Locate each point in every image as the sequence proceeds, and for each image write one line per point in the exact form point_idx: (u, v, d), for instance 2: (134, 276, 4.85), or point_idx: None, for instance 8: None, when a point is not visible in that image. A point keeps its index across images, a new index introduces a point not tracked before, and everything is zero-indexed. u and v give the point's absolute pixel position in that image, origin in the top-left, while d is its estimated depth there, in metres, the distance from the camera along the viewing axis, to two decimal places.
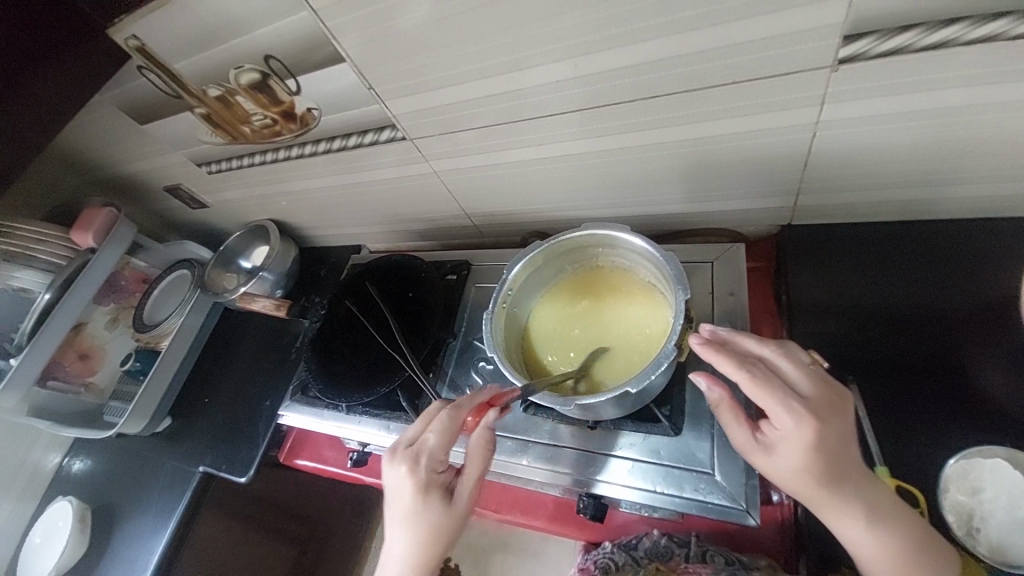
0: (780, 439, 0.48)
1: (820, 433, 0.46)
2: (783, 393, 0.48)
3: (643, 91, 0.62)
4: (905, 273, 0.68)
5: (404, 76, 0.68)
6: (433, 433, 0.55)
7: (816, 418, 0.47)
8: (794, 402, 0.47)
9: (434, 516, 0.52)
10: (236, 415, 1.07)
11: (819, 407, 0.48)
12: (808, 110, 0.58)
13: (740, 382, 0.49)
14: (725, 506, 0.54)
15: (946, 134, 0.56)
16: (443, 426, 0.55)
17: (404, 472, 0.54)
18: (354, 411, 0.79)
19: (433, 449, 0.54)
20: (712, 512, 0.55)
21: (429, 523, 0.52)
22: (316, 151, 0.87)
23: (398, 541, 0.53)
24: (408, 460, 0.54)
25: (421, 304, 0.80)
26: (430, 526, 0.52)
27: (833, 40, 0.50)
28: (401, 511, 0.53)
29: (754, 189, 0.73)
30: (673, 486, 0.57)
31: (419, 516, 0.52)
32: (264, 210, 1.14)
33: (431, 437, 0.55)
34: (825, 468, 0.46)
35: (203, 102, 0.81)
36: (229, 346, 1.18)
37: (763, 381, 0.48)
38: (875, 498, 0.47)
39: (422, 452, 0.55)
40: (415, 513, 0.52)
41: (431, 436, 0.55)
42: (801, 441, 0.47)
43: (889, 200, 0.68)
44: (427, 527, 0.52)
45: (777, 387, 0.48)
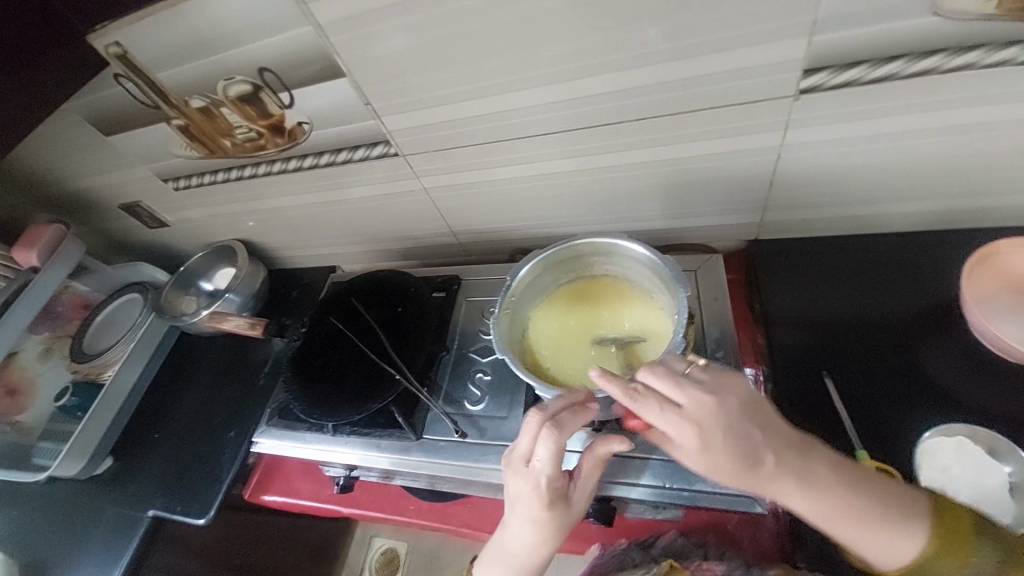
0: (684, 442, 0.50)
1: (703, 436, 0.48)
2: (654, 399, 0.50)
3: (630, 114, 0.68)
4: (862, 281, 0.76)
5: (405, 92, 0.70)
6: (547, 462, 0.53)
7: (695, 425, 0.49)
8: (669, 410, 0.49)
9: (560, 522, 0.56)
10: (194, 450, 0.97)
11: (700, 412, 0.49)
12: (774, 134, 0.67)
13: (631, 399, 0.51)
14: (732, 495, 0.58)
15: (886, 156, 0.65)
16: (557, 459, 0.52)
17: (532, 500, 0.54)
18: (340, 432, 0.75)
19: (554, 474, 0.54)
20: (720, 503, 0.59)
21: (557, 527, 0.56)
22: (301, 166, 0.86)
23: (526, 537, 0.57)
24: (532, 485, 0.54)
25: (412, 318, 0.79)
26: (557, 528, 0.57)
27: (796, 73, 0.59)
28: (529, 522, 0.56)
29: (726, 206, 0.80)
30: (683, 480, 0.61)
31: (547, 524, 0.56)
32: (232, 229, 1.09)
33: (545, 466, 0.53)
34: (738, 460, 0.48)
35: (184, 114, 0.79)
36: (183, 376, 1.09)
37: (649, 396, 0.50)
38: (802, 462, 0.49)
39: (539, 480, 0.54)
40: (542, 522, 0.56)
41: (545, 461, 0.53)
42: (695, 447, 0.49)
43: (841, 216, 0.77)
44: (554, 529, 0.57)
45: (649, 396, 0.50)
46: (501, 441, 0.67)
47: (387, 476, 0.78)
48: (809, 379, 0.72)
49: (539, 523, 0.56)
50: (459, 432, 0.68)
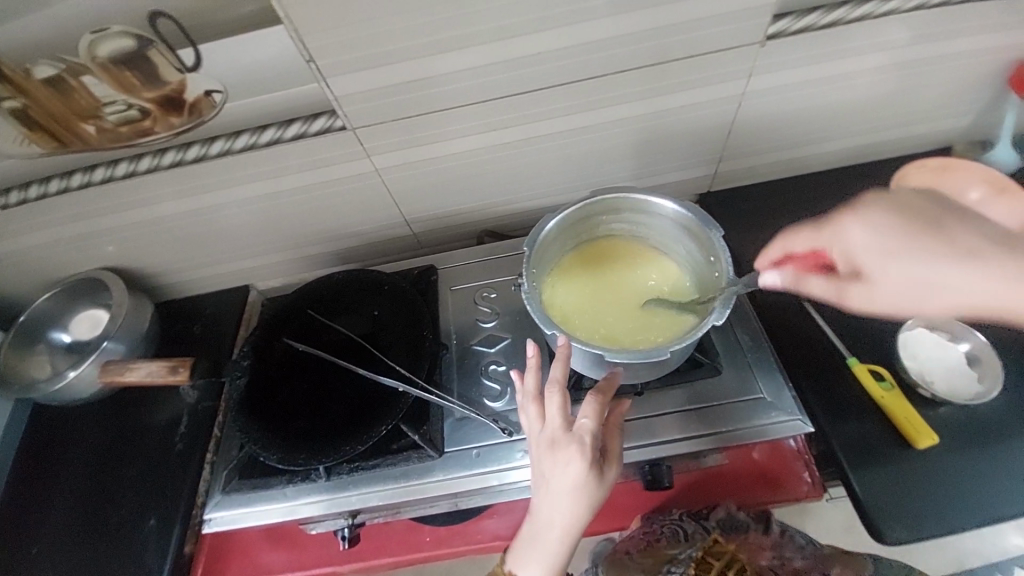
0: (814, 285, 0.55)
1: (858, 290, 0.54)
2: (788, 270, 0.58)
3: (613, 66, 0.66)
4: (807, 215, 0.84)
5: (363, 45, 0.58)
6: (591, 415, 0.50)
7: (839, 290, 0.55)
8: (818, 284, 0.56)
9: (601, 490, 0.50)
10: (88, 563, 0.68)
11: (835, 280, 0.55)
12: (738, 82, 0.70)
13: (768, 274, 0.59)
14: (784, 421, 0.61)
15: (823, 97, 0.74)
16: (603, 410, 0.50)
17: (580, 462, 0.49)
18: (338, 473, 0.61)
19: (597, 429, 0.50)
20: (777, 431, 0.61)
21: (598, 499, 0.50)
22: (205, 154, 0.66)
23: (564, 514, 0.50)
24: (578, 448, 0.49)
25: (399, 320, 0.67)
26: (595, 502, 0.50)
27: (765, 18, 0.63)
28: (571, 493, 0.49)
29: (688, 160, 0.83)
30: (742, 418, 0.62)
31: (589, 494, 0.50)
32: (91, 257, 0.81)
33: (589, 419, 0.50)
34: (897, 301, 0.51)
35: (21, 91, 0.56)
36: (44, 465, 0.76)
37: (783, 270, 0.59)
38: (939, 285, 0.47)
39: (584, 439, 0.50)
40: (585, 492, 0.49)
41: (590, 417, 0.50)
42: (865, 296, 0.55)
43: (782, 159, 0.85)
44: (592, 502, 0.50)
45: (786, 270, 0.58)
46: None
47: (399, 510, 0.65)
48: None
49: (583, 491, 0.49)
50: (506, 431, 0.60)
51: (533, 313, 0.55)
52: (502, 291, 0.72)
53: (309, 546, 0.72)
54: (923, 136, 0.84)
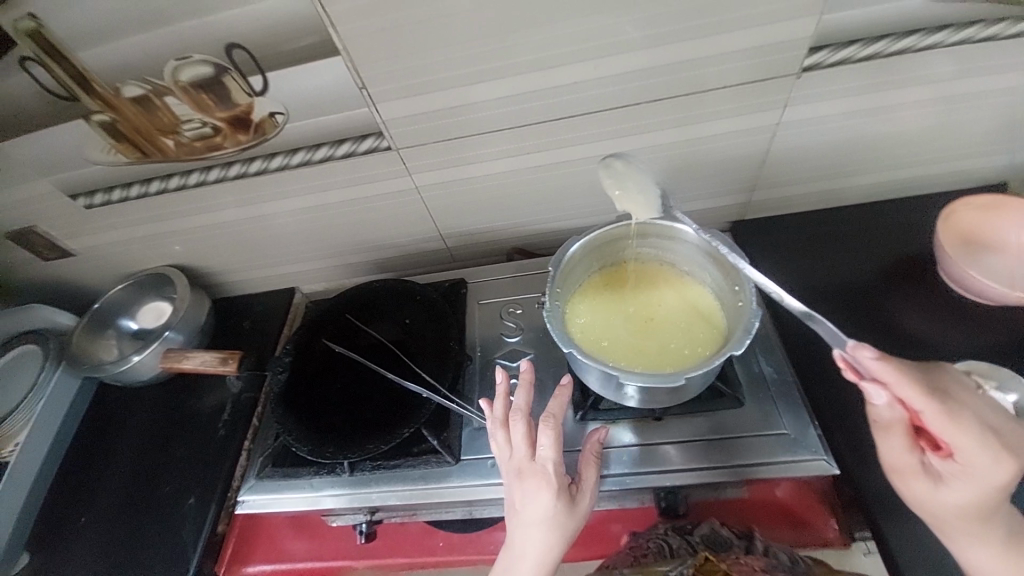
0: (955, 476, 0.46)
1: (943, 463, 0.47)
2: (973, 422, 0.44)
3: (647, 95, 0.68)
4: (845, 248, 0.82)
5: (412, 74, 0.63)
6: (551, 444, 0.54)
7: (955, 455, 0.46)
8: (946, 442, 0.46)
9: (571, 518, 0.52)
10: (135, 532, 0.75)
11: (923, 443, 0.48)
12: (774, 112, 0.71)
13: (941, 421, 0.44)
14: (804, 461, 0.60)
15: (861, 129, 0.73)
16: (562, 438, 0.54)
17: (544, 489, 0.52)
18: (362, 469, 0.64)
19: (560, 457, 0.54)
20: (800, 468, 0.60)
21: (569, 527, 0.53)
22: (267, 168, 0.73)
23: (537, 546, 0.52)
24: (543, 477, 0.53)
25: (428, 330, 0.71)
26: (566, 532, 0.53)
27: (801, 51, 0.63)
28: (540, 521, 0.52)
29: (720, 188, 0.83)
30: (764, 453, 0.61)
31: (559, 522, 0.52)
32: (162, 253, 0.89)
33: (550, 447, 0.54)
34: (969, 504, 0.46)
35: (112, 107, 0.63)
36: (104, 437, 0.84)
37: (957, 416, 0.43)
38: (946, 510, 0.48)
39: (546, 466, 0.53)
40: (556, 519, 0.52)
41: (551, 446, 0.54)
42: (979, 479, 0.45)
43: (818, 190, 0.84)
44: (564, 532, 0.53)
45: (968, 420, 0.44)
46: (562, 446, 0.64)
47: (416, 513, 0.67)
48: None
49: (550, 520, 0.52)
50: None
51: (551, 333, 0.57)
52: (528, 308, 0.74)
53: (328, 538, 0.76)
54: (972, 173, 0.81)
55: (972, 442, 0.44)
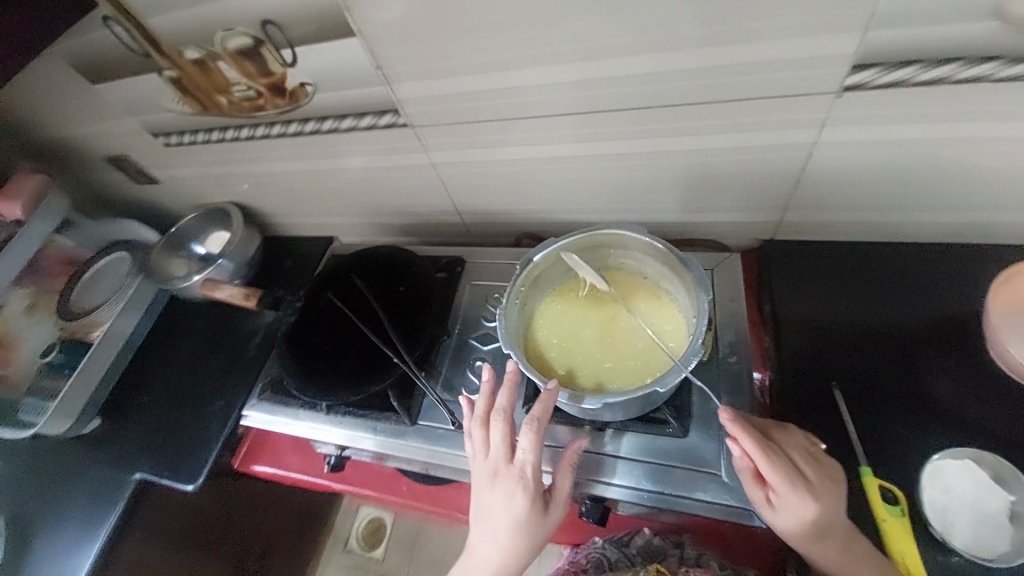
0: (787, 510, 0.53)
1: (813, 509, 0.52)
2: (790, 470, 0.53)
3: (661, 99, 0.64)
4: (879, 291, 0.74)
5: (421, 59, 0.65)
6: (529, 448, 0.55)
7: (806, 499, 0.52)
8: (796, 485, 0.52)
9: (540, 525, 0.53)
10: (182, 418, 0.95)
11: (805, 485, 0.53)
12: (809, 132, 0.63)
13: (761, 465, 0.53)
14: (732, 506, 0.58)
15: (917, 164, 0.63)
16: (541, 445, 0.54)
17: (517, 493, 0.53)
18: (336, 411, 0.74)
19: (537, 463, 0.55)
20: (721, 511, 0.59)
21: (538, 532, 0.54)
22: (301, 131, 0.81)
23: (502, 544, 0.54)
24: (517, 481, 0.54)
25: (414, 300, 0.76)
26: (534, 537, 0.54)
27: (842, 69, 0.55)
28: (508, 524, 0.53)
29: (745, 203, 0.77)
30: (693, 487, 0.60)
31: (527, 527, 0.53)
32: (225, 191, 1.03)
33: (527, 453, 0.55)
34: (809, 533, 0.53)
35: (176, 65, 0.73)
36: (170, 340, 1.06)
37: (777, 464, 0.52)
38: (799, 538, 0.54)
39: (521, 470, 0.54)
40: (524, 523, 0.53)
41: (529, 451, 0.55)
42: (801, 514, 0.52)
43: (863, 223, 0.74)
44: (532, 537, 0.54)
45: (786, 468, 0.53)
46: None
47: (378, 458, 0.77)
48: (819, 387, 0.69)
49: (518, 524, 0.53)
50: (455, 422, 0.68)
51: (497, 329, 0.61)
52: None
53: (316, 459, 0.88)
54: None
55: (784, 487, 0.52)
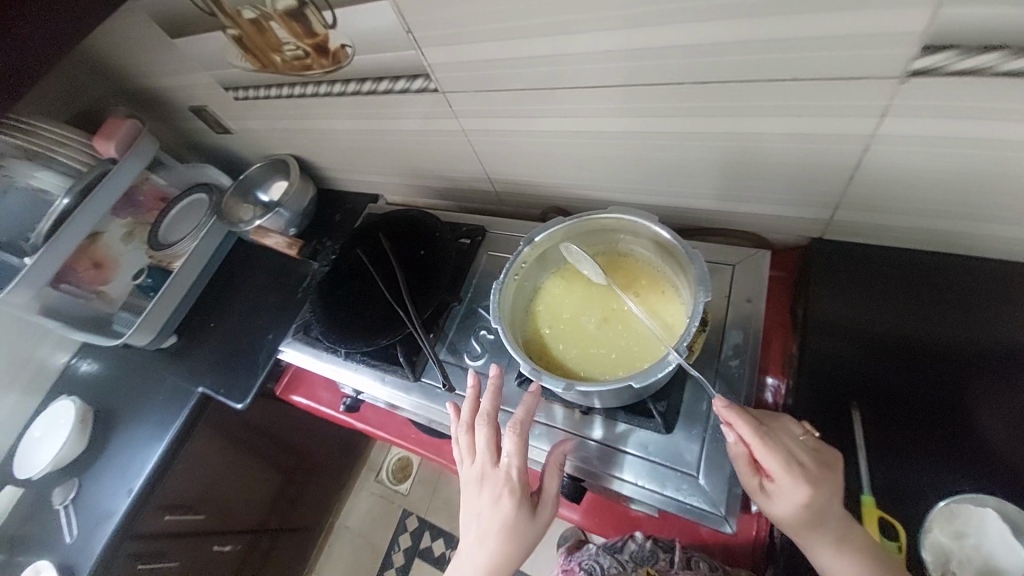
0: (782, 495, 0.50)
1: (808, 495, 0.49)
2: (782, 452, 0.50)
3: (695, 75, 0.58)
4: (928, 307, 0.66)
5: (447, 24, 0.64)
6: (513, 452, 0.55)
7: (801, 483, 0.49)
8: (792, 468, 0.49)
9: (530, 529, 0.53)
10: (238, 344, 1.09)
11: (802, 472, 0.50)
12: (867, 121, 0.55)
13: (753, 446, 0.51)
14: (703, 509, 0.57)
15: (999, 167, 0.53)
16: (524, 446, 0.54)
17: (503, 495, 0.53)
18: (353, 358, 0.81)
19: (522, 464, 0.55)
20: (690, 512, 0.58)
21: (528, 536, 0.53)
22: (344, 92, 0.84)
23: (491, 551, 0.52)
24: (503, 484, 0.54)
25: (431, 265, 0.80)
26: (524, 542, 0.53)
27: (909, 49, 0.46)
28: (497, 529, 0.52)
29: (789, 196, 0.70)
30: (669, 484, 0.59)
31: (517, 532, 0.52)
32: (286, 144, 1.11)
33: (512, 455, 0.55)
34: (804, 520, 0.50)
35: (237, 25, 0.79)
36: (235, 275, 1.20)
37: (769, 444, 0.50)
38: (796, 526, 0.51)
39: (507, 473, 0.54)
40: (512, 527, 0.52)
41: (514, 453, 0.55)
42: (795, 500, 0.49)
43: (929, 229, 0.65)
44: (522, 542, 0.53)
45: (778, 449, 0.50)
46: None
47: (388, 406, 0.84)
48: (834, 402, 0.65)
49: (507, 528, 0.52)
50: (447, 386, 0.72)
51: (491, 302, 0.64)
52: None
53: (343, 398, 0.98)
54: None
55: (777, 469, 0.50)
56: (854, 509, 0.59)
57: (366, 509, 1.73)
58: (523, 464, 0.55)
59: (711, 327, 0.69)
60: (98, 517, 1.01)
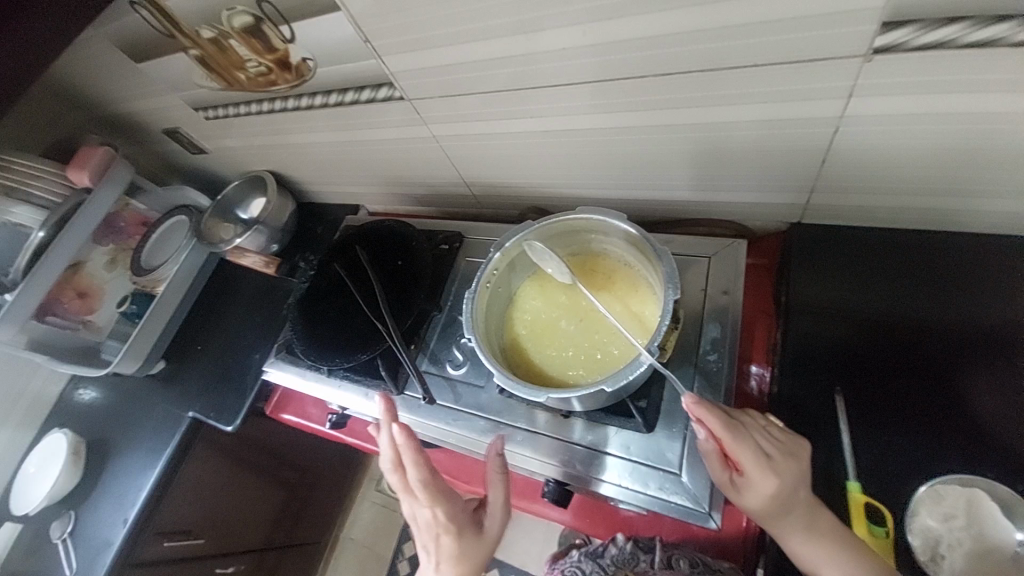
0: (750, 487, 0.52)
1: (778, 487, 0.50)
2: (751, 444, 0.51)
3: (658, 67, 0.56)
4: (910, 286, 0.65)
5: (403, 31, 0.63)
6: (433, 491, 0.55)
7: (772, 475, 0.50)
8: (761, 462, 0.50)
9: (473, 554, 0.53)
10: (226, 366, 1.08)
11: (774, 465, 0.51)
12: (834, 102, 0.53)
13: (723, 440, 0.51)
14: (688, 507, 0.57)
15: (971, 140, 0.52)
16: (428, 494, 0.54)
17: (435, 537, 0.54)
18: (335, 374, 0.80)
19: (442, 504, 0.55)
20: (676, 512, 0.57)
21: (477, 558, 0.54)
22: (312, 105, 0.83)
23: None
24: (432, 526, 0.55)
25: (409, 274, 0.80)
26: (475, 563, 0.54)
27: (870, 26, 0.45)
28: (442, 565, 0.53)
29: (764, 182, 0.68)
30: (653, 484, 0.59)
31: (462, 559, 0.53)
32: (261, 160, 1.10)
33: (425, 502, 0.55)
34: (773, 511, 0.51)
35: (197, 44, 0.78)
36: (220, 296, 1.19)
37: (740, 439, 0.51)
38: (765, 517, 0.52)
39: (433, 513, 0.55)
40: (456, 560, 0.53)
41: (426, 500, 0.55)
42: (767, 491, 0.50)
43: (906, 207, 0.63)
44: (473, 563, 0.54)
45: (747, 442, 0.51)
46: (475, 408, 0.70)
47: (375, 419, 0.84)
48: (819, 389, 0.64)
49: (451, 562, 0.53)
50: (427, 397, 0.71)
51: (464, 311, 0.63)
52: None
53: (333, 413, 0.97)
54: None
55: (748, 462, 0.50)
56: (840, 496, 0.58)
57: (370, 520, 1.73)
58: (443, 503, 0.55)
59: (688, 323, 0.69)
60: (98, 545, 1.00)
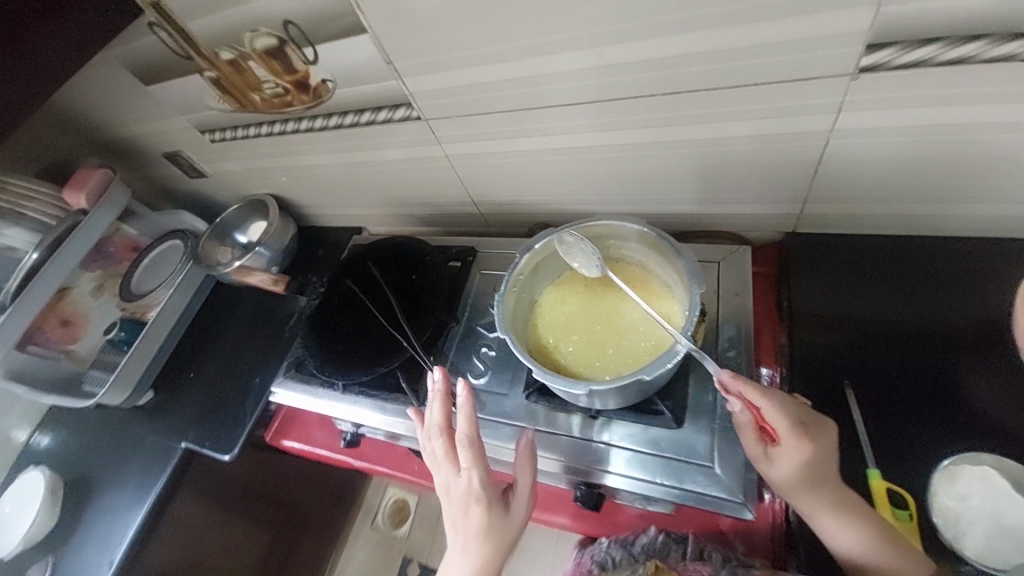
0: (783, 457, 0.53)
1: (811, 453, 0.52)
2: (786, 412, 0.53)
3: (664, 87, 0.62)
4: (904, 289, 0.70)
5: (426, 53, 0.67)
6: (474, 457, 0.55)
7: (805, 440, 0.52)
8: (795, 428, 0.52)
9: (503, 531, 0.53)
10: (224, 392, 1.04)
11: (807, 434, 0.53)
12: (824, 118, 0.59)
13: (760, 409, 0.53)
14: (723, 499, 0.58)
15: (945, 149, 0.58)
16: (476, 457, 0.54)
17: (466, 505, 0.53)
18: (350, 390, 0.79)
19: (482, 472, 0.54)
20: (711, 504, 0.59)
21: (503, 538, 0.53)
22: (326, 126, 0.86)
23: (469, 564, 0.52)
24: (467, 495, 0.54)
25: (425, 287, 0.81)
26: (500, 543, 0.53)
27: (856, 48, 0.51)
28: (471, 537, 0.52)
29: (762, 195, 0.74)
30: (684, 479, 0.60)
31: (490, 535, 0.53)
32: (264, 183, 1.11)
33: (468, 467, 0.54)
34: (805, 481, 0.53)
35: (214, 66, 0.79)
36: (218, 321, 1.16)
37: (777, 406, 0.53)
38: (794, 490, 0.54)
39: (469, 481, 0.54)
40: (484, 534, 0.53)
41: (468, 466, 0.54)
42: (800, 460, 0.52)
43: (894, 214, 0.69)
44: (500, 543, 0.53)
45: (782, 410, 0.53)
46: (501, 415, 0.70)
47: (391, 436, 0.83)
48: (832, 387, 0.67)
49: (480, 535, 0.52)
50: None
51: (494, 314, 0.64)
52: None
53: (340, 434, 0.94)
54: None
55: (784, 429, 0.52)
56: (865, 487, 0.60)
57: (362, 560, 1.63)
58: (483, 472, 0.55)
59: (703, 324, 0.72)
60: None
